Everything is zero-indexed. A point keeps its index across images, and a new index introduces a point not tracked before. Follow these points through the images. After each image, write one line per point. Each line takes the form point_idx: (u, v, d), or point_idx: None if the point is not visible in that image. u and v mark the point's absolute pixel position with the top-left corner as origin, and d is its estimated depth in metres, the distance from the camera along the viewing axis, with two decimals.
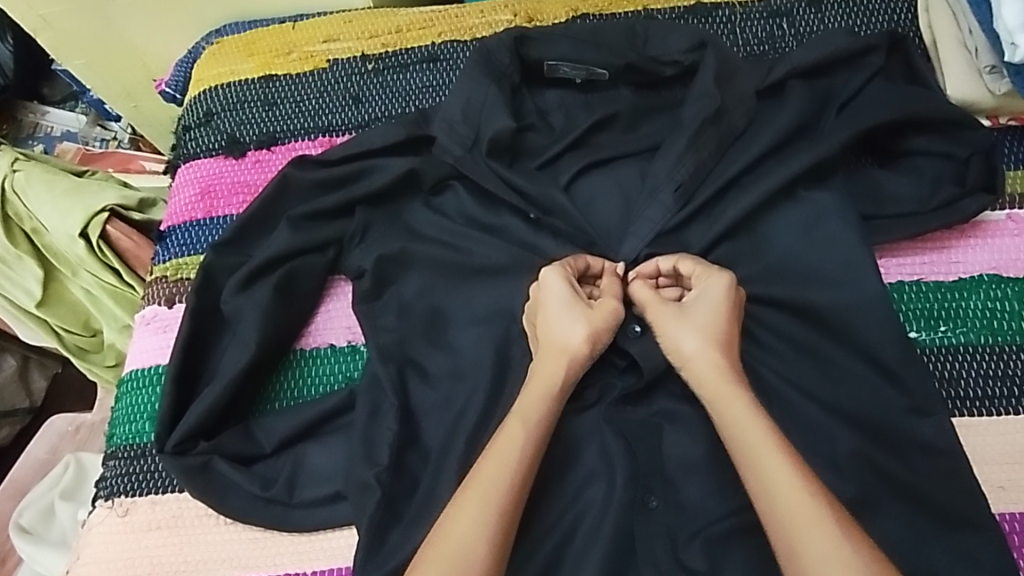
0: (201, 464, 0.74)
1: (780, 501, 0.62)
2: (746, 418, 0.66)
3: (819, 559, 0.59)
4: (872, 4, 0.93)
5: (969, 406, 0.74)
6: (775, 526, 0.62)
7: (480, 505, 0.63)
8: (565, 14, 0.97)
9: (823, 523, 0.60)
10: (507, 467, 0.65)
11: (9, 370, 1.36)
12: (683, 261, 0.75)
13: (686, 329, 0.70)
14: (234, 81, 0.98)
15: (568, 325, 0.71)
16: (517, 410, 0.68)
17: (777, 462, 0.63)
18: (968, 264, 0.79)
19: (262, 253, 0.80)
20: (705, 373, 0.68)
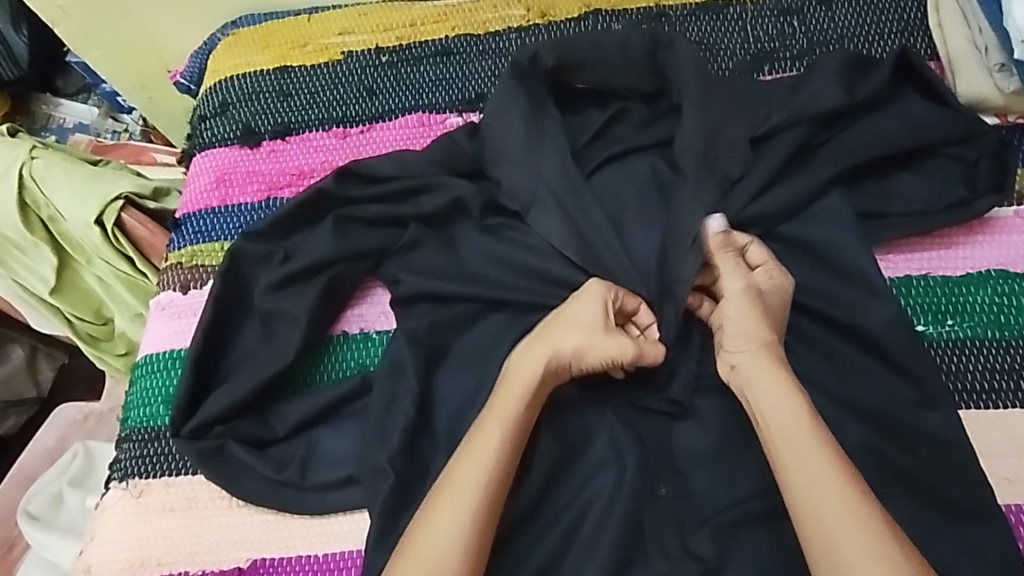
0: (215, 448, 0.75)
1: (820, 494, 0.62)
2: (791, 410, 0.66)
3: (858, 553, 0.60)
4: (883, 3, 0.94)
5: (975, 399, 0.75)
6: (811, 519, 0.62)
7: (458, 501, 0.65)
8: (579, 9, 0.98)
9: (863, 517, 0.61)
10: (481, 466, 0.66)
11: (17, 360, 1.37)
12: (756, 247, 0.75)
13: (742, 319, 0.71)
14: (250, 72, 0.99)
15: (569, 338, 0.71)
16: (493, 410, 0.69)
17: (821, 455, 0.64)
18: (976, 260, 0.80)
19: (306, 258, 0.80)
20: (757, 365, 0.69)
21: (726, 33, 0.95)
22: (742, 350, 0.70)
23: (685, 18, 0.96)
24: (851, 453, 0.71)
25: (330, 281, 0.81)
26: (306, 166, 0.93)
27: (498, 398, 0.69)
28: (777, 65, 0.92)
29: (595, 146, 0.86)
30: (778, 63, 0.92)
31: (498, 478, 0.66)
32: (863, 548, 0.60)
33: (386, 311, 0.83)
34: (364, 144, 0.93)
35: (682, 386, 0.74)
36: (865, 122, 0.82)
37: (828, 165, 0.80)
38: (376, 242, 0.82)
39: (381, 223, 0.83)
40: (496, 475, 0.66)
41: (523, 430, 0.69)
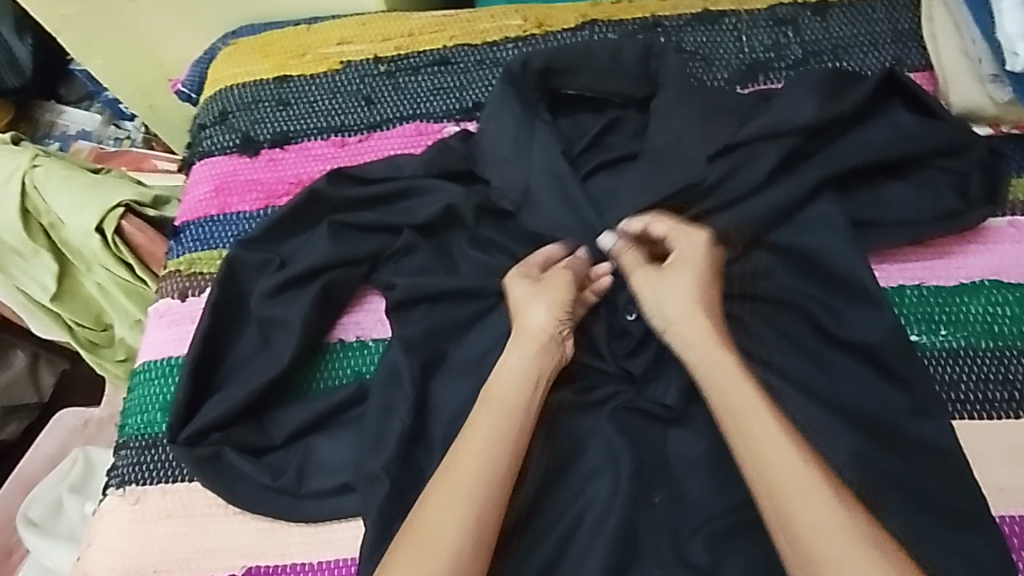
0: (211, 455, 0.75)
1: (775, 466, 0.64)
2: (734, 381, 0.68)
3: (818, 522, 0.62)
4: (876, 13, 0.95)
5: (969, 408, 0.75)
6: (767, 490, 0.64)
7: (454, 500, 0.65)
8: (575, 19, 0.99)
9: (817, 485, 0.63)
10: (476, 461, 0.67)
11: (20, 366, 1.38)
12: (654, 223, 0.77)
13: (668, 291, 0.74)
14: (249, 81, 1.00)
15: (533, 311, 0.74)
16: (488, 405, 0.70)
17: (771, 425, 0.66)
18: (969, 269, 0.80)
19: (299, 264, 0.81)
20: (687, 338, 0.71)
21: (720, 43, 0.95)
22: (676, 322, 0.72)
23: (681, 28, 0.96)
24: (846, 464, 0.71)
25: (325, 290, 0.81)
26: (304, 175, 0.93)
27: (491, 390, 0.71)
28: (772, 75, 0.93)
29: (591, 154, 0.86)
30: (772, 73, 0.93)
31: (490, 473, 0.66)
32: (819, 515, 0.62)
33: (382, 319, 0.83)
34: (362, 153, 0.94)
35: (676, 392, 0.75)
36: (858, 132, 0.83)
37: (821, 175, 0.81)
38: (373, 249, 0.83)
39: (378, 231, 0.84)
40: (490, 469, 0.67)
41: (520, 416, 0.70)
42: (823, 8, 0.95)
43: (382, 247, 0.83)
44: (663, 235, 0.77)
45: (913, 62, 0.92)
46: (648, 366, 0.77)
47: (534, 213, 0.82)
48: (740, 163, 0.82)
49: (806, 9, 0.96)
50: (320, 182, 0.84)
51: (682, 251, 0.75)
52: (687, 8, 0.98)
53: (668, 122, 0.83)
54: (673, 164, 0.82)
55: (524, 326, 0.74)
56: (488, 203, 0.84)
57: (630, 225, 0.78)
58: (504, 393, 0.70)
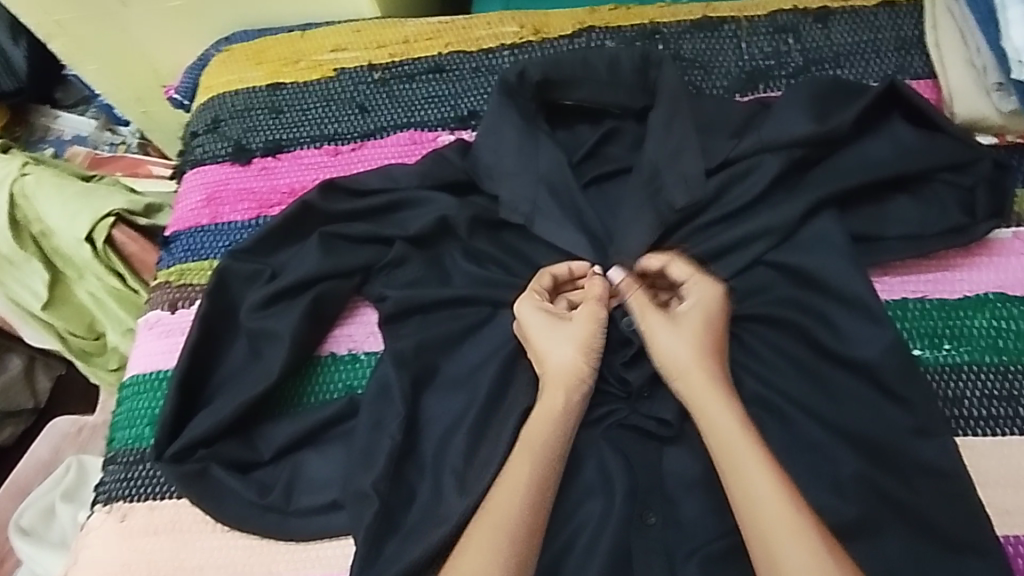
0: (198, 471, 0.74)
1: (761, 509, 0.64)
2: (729, 423, 0.68)
3: (800, 566, 0.61)
4: (879, 21, 0.93)
5: (972, 426, 0.73)
6: (753, 533, 0.64)
7: (483, 545, 0.64)
8: (572, 27, 0.97)
9: (801, 530, 0.63)
10: (515, 503, 0.66)
11: (14, 370, 1.37)
12: (673, 265, 0.76)
13: (675, 334, 0.72)
14: (242, 88, 0.98)
15: (560, 347, 0.73)
16: (523, 443, 0.69)
17: (759, 467, 0.66)
18: (973, 283, 0.79)
19: (289, 276, 0.79)
20: (693, 385, 0.70)
21: (720, 51, 0.94)
22: (681, 365, 0.71)
23: (679, 35, 0.95)
24: (845, 482, 0.70)
25: (316, 302, 0.79)
26: (296, 184, 0.92)
27: (526, 433, 0.70)
28: (772, 83, 0.91)
29: (587, 165, 0.85)
30: (772, 81, 0.92)
31: (537, 508, 0.66)
32: (801, 560, 0.61)
33: (374, 331, 0.82)
34: (355, 162, 0.93)
35: (672, 409, 0.73)
36: (859, 147, 0.82)
37: (822, 186, 0.79)
38: (364, 261, 0.81)
39: (370, 242, 0.82)
40: (530, 513, 0.66)
41: (559, 456, 0.69)
42: (825, 15, 0.94)
43: (374, 259, 0.82)
44: (681, 278, 0.76)
45: (916, 71, 0.90)
46: (645, 382, 0.75)
47: (529, 225, 0.81)
48: (738, 177, 0.80)
49: (807, 16, 0.94)
50: (311, 193, 0.83)
51: (695, 296, 0.74)
52: (686, 15, 0.97)
53: (665, 133, 0.81)
54: (671, 176, 0.80)
55: (554, 363, 0.72)
56: (482, 214, 0.82)
57: (649, 264, 0.77)
58: (539, 431, 0.69)
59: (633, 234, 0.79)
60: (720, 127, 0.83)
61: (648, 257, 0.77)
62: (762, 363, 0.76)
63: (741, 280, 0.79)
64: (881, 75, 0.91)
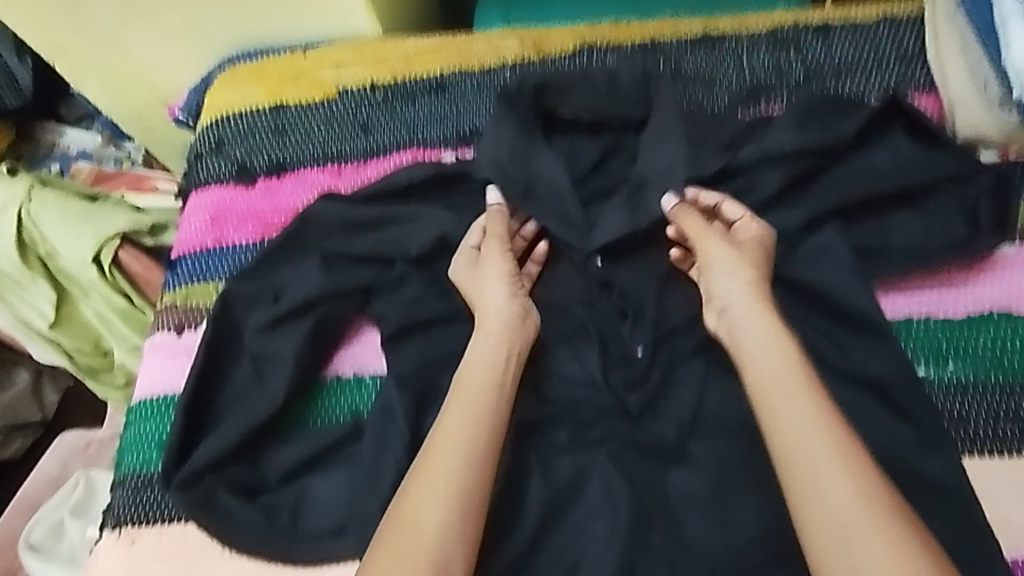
0: (205, 498, 0.73)
1: (808, 438, 0.62)
2: (776, 349, 0.67)
3: (841, 490, 0.59)
4: (879, 34, 0.93)
5: (979, 446, 0.73)
6: (796, 462, 0.61)
7: (433, 482, 0.64)
8: (573, 43, 0.97)
9: (842, 452, 0.61)
10: (456, 464, 0.65)
11: (22, 384, 1.38)
12: (729, 203, 0.78)
13: (721, 258, 0.73)
14: (244, 108, 0.99)
15: (484, 297, 0.76)
16: (461, 394, 0.70)
17: (807, 395, 0.64)
18: (979, 299, 0.78)
19: (293, 297, 0.80)
20: (740, 308, 0.70)
21: (720, 65, 0.94)
22: (730, 294, 0.71)
23: (680, 51, 0.95)
24: None
25: (322, 325, 0.80)
26: (300, 205, 0.92)
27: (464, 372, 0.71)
28: (773, 97, 0.91)
29: (589, 182, 0.85)
30: (773, 95, 0.91)
31: (471, 466, 0.65)
32: (846, 489, 0.59)
33: (378, 351, 0.82)
34: (358, 181, 0.93)
35: (675, 429, 0.73)
36: (860, 162, 0.82)
37: (821, 202, 0.79)
38: (367, 282, 0.82)
39: (371, 261, 0.82)
40: (475, 456, 0.66)
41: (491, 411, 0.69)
42: (825, 28, 0.94)
43: (376, 279, 0.82)
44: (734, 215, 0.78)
45: (917, 83, 0.90)
46: (646, 403, 0.74)
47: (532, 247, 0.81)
48: (736, 190, 0.82)
49: (808, 30, 0.94)
50: (312, 205, 0.84)
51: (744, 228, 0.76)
52: (687, 30, 0.96)
53: (667, 150, 0.81)
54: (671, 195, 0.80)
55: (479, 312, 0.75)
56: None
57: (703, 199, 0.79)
58: (472, 388, 0.70)
59: (621, 220, 0.80)
60: (722, 142, 0.83)
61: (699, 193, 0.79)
62: None
63: None
64: (882, 88, 0.91)
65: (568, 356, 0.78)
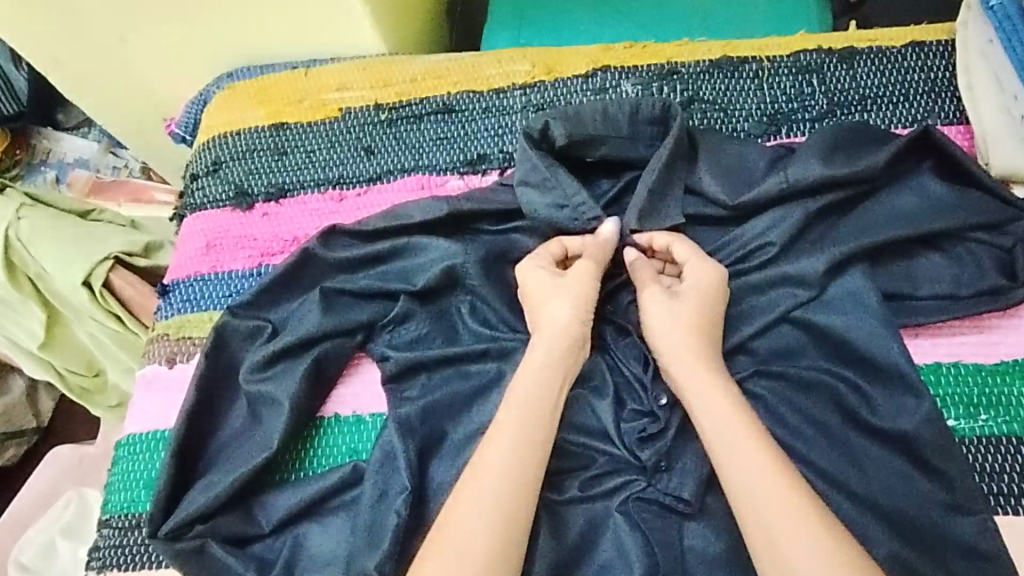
0: (195, 548, 0.70)
1: (759, 498, 0.63)
2: (727, 408, 0.67)
3: (800, 549, 0.60)
4: (907, 61, 0.89)
5: (1011, 504, 0.69)
6: (751, 523, 0.63)
7: (477, 504, 0.64)
8: (586, 65, 0.93)
9: (798, 511, 0.62)
10: (485, 520, 0.63)
11: (17, 392, 1.35)
12: (677, 244, 0.76)
13: (667, 315, 0.72)
14: (244, 129, 0.95)
15: (557, 303, 0.73)
16: (493, 439, 0.68)
17: (755, 453, 0.65)
18: (1011, 346, 0.74)
19: (291, 335, 0.76)
20: (685, 365, 0.70)
21: (740, 92, 0.90)
22: (673, 349, 0.71)
23: (698, 76, 0.91)
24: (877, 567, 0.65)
25: (323, 364, 0.76)
26: (300, 232, 0.89)
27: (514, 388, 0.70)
28: (795, 127, 0.88)
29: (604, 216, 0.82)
30: (795, 125, 0.88)
31: (505, 516, 0.64)
32: (800, 548, 0.60)
33: (379, 391, 0.78)
34: (361, 208, 0.89)
35: (692, 485, 0.70)
36: (886, 201, 0.78)
37: (848, 243, 0.76)
38: (369, 318, 0.78)
39: (375, 297, 0.79)
40: (507, 502, 0.64)
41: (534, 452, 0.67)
42: (850, 54, 0.90)
43: (380, 317, 0.79)
44: (683, 258, 0.75)
45: (946, 115, 0.86)
46: (662, 456, 0.71)
47: None
48: (759, 228, 0.78)
49: (832, 56, 0.90)
50: (312, 240, 0.80)
51: (695, 275, 0.74)
52: (705, 54, 0.93)
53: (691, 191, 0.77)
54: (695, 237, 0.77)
55: (545, 321, 0.73)
56: (491, 255, 0.79)
57: (654, 241, 0.77)
58: (507, 431, 0.67)
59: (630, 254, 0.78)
60: (744, 177, 0.80)
61: (651, 235, 0.77)
62: (789, 432, 0.71)
63: (766, 341, 0.75)
64: (910, 119, 0.87)
65: (581, 404, 0.74)
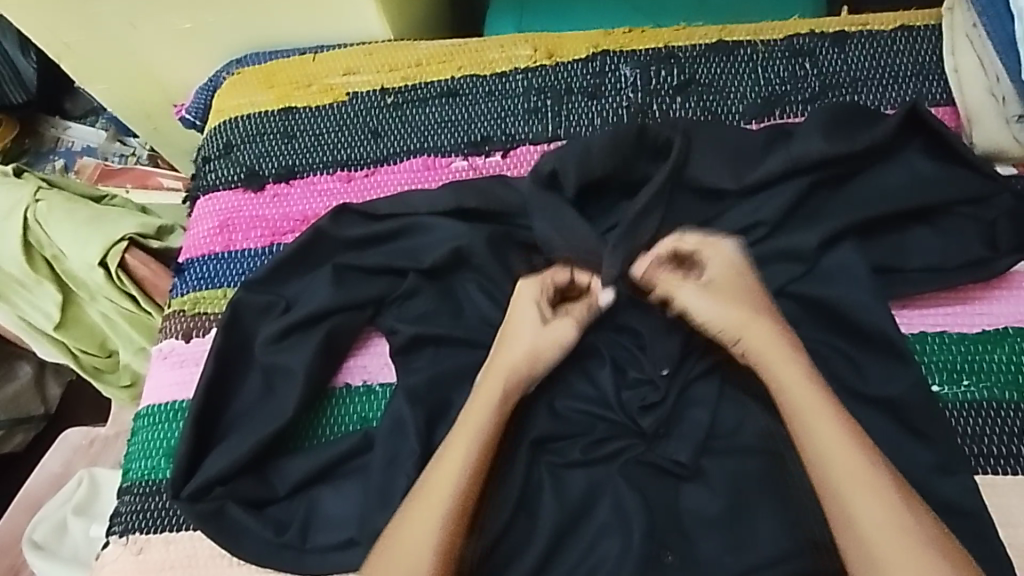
0: (214, 510, 0.74)
1: (841, 471, 0.65)
2: (804, 384, 0.68)
3: (874, 519, 0.63)
4: (898, 45, 0.92)
5: (992, 465, 0.73)
6: (829, 492, 0.65)
7: (422, 530, 0.67)
8: (587, 49, 0.96)
9: (878, 485, 0.64)
10: (420, 552, 0.66)
11: (25, 377, 1.38)
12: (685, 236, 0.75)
13: (722, 302, 0.71)
14: (253, 113, 0.98)
15: (517, 341, 0.74)
16: (435, 468, 0.70)
17: (834, 426, 0.66)
18: (994, 316, 0.78)
19: (303, 309, 0.79)
20: (757, 343, 0.70)
21: (736, 75, 0.93)
22: (743, 333, 0.71)
23: (695, 59, 0.94)
24: None
25: (335, 336, 0.80)
26: (309, 212, 0.92)
27: (468, 412, 0.71)
28: (789, 108, 0.91)
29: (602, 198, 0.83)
30: (789, 107, 0.91)
31: (440, 552, 0.66)
32: (878, 518, 0.63)
33: (388, 362, 0.81)
34: (368, 189, 0.92)
35: (689, 450, 0.73)
36: (878, 178, 0.81)
37: (839, 219, 0.79)
38: (378, 293, 0.82)
39: (384, 274, 0.82)
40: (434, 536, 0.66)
41: (468, 493, 0.68)
42: (843, 38, 0.93)
43: (389, 292, 0.82)
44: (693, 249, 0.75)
45: (934, 97, 0.89)
46: (662, 423, 0.75)
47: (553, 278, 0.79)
48: (754, 206, 0.81)
49: (825, 39, 0.93)
50: (323, 220, 0.83)
51: (716, 258, 0.74)
52: (702, 37, 0.95)
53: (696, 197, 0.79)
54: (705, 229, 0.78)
55: (502, 356, 0.73)
56: (495, 234, 0.81)
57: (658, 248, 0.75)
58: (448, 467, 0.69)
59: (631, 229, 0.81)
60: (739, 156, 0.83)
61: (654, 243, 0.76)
62: None
63: None
64: (899, 101, 0.90)
65: (583, 374, 0.78)
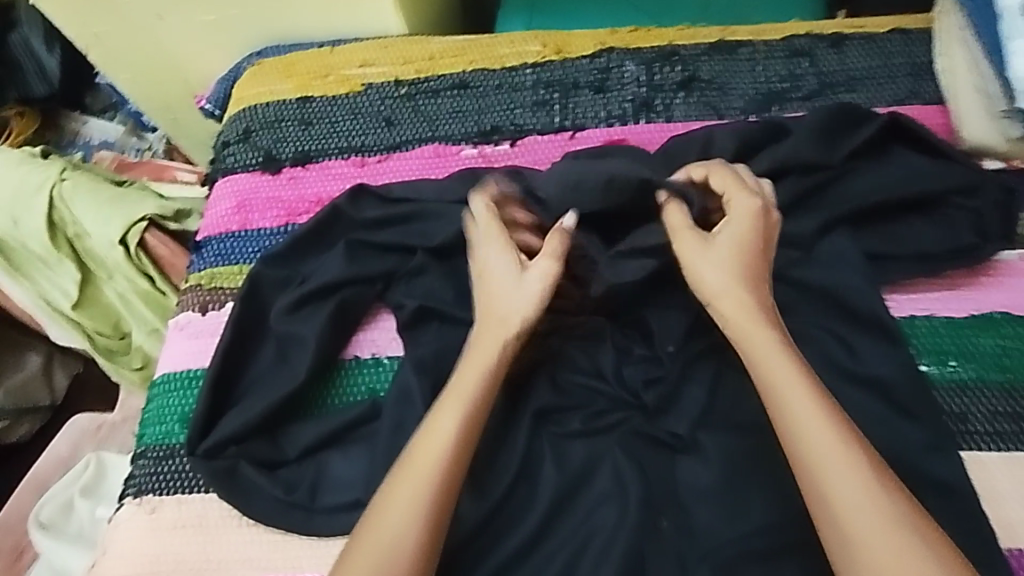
0: (228, 469, 0.77)
1: (812, 441, 0.64)
2: (775, 354, 0.68)
3: (845, 490, 0.61)
4: (891, 47, 0.97)
5: (978, 442, 0.75)
6: (800, 462, 0.64)
7: (409, 499, 0.65)
8: (594, 47, 1.01)
9: (849, 456, 0.63)
10: (406, 520, 0.64)
11: (33, 368, 1.42)
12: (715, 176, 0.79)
13: (714, 257, 0.73)
14: (273, 100, 1.03)
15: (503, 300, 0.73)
16: (425, 439, 0.68)
17: (803, 396, 0.65)
18: (979, 302, 0.81)
19: (318, 282, 0.83)
20: (734, 309, 0.70)
21: (736, 73, 0.97)
22: (725, 294, 0.71)
23: (697, 57, 0.99)
24: None
25: (347, 309, 0.83)
26: (323, 194, 0.95)
27: (455, 385, 0.71)
28: (788, 104, 0.94)
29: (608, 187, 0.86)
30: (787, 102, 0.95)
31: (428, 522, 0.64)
32: (850, 488, 0.61)
33: (396, 337, 0.85)
34: (380, 173, 0.96)
35: (685, 422, 0.76)
36: (868, 171, 0.85)
37: (831, 209, 0.83)
38: (388, 269, 0.85)
39: (395, 251, 0.86)
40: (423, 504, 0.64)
41: (456, 465, 0.67)
42: (838, 40, 0.98)
43: (400, 268, 0.85)
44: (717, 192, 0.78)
45: (927, 95, 0.94)
46: (660, 397, 0.78)
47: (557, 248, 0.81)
48: None
49: (821, 42, 0.98)
50: (342, 200, 0.89)
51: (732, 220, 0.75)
52: (704, 38, 1.01)
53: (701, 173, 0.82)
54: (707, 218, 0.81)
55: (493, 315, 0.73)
56: None
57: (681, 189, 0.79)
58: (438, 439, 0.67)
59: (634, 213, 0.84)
60: (737, 146, 0.87)
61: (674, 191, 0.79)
62: None
63: None
64: (892, 98, 0.94)
65: (585, 350, 0.81)
